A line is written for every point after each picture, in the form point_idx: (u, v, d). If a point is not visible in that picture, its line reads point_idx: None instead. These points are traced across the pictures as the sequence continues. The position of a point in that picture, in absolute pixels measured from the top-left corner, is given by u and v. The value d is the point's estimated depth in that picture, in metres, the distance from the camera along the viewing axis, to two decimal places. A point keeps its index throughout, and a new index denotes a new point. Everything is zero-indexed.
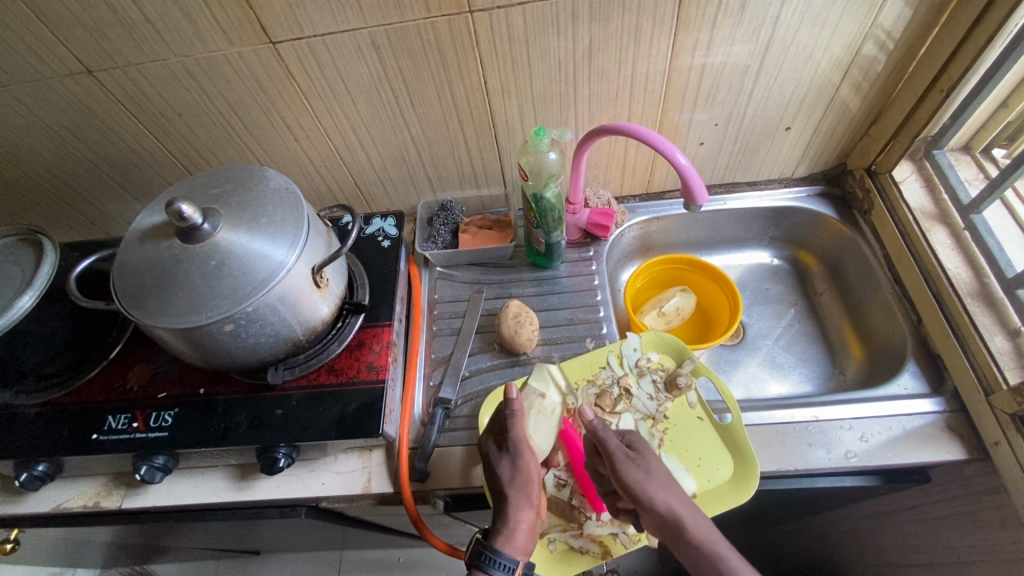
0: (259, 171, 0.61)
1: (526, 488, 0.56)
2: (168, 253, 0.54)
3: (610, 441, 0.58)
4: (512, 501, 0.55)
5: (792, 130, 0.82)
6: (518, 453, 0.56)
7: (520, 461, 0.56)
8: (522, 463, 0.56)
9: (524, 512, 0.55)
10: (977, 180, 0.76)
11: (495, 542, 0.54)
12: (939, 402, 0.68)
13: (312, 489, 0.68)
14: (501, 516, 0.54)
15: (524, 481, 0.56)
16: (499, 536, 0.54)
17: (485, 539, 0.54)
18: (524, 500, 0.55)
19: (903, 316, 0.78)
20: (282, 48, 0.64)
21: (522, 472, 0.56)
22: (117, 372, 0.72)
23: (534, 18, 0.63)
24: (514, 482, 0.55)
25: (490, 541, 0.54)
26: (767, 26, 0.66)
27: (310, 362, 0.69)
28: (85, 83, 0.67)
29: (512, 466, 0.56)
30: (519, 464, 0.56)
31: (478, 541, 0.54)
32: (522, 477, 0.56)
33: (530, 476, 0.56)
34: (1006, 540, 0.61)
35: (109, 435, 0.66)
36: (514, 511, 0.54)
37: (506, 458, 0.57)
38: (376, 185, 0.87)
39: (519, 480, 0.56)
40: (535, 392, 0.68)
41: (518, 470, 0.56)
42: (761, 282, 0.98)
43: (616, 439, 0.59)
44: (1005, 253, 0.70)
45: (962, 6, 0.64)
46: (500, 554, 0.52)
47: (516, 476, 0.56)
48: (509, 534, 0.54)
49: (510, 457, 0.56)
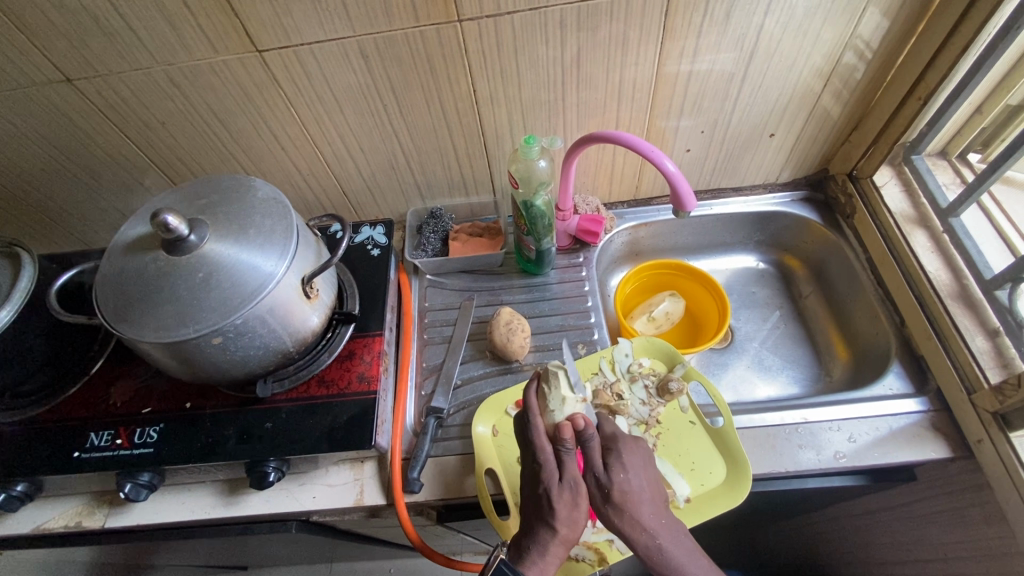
0: (246, 180, 0.60)
1: (571, 523, 0.52)
2: (153, 265, 0.53)
3: (591, 453, 0.54)
4: (558, 535, 0.52)
5: (776, 136, 0.83)
6: (578, 490, 0.53)
7: (579, 500, 0.52)
8: (580, 503, 0.53)
9: (561, 546, 0.52)
10: (954, 184, 0.79)
11: (522, 568, 0.51)
12: (923, 401, 0.70)
13: (302, 503, 0.67)
14: (538, 542, 0.52)
15: (575, 521, 0.52)
16: (529, 564, 0.51)
17: (512, 565, 0.51)
18: (568, 538, 0.52)
19: (887, 319, 0.79)
20: (268, 56, 0.64)
21: (576, 512, 0.52)
22: (98, 388, 0.70)
23: (522, 26, 0.64)
24: (566, 519, 0.52)
25: (514, 565, 0.51)
26: (750, 35, 0.67)
27: (299, 373, 0.67)
28: (64, 93, 0.66)
29: (570, 504, 0.52)
30: (577, 503, 0.52)
31: (500, 561, 0.51)
32: (573, 515, 0.52)
33: (581, 516, 0.53)
34: (991, 536, 0.63)
35: (90, 453, 0.64)
36: (553, 545, 0.52)
37: (564, 492, 0.52)
38: (364, 193, 0.86)
39: (572, 519, 0.52)
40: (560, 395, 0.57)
41: (575, 509, 0.52)
42: (747, 286, 0.99)
43: (597, 449, 0.54)
44: (983, 255, 0.72)
45: (939, 15, 0.66)
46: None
47: (571, 513, 0.52)
48: (541, 565, 0.51)
49: (570, 495, 0.52)
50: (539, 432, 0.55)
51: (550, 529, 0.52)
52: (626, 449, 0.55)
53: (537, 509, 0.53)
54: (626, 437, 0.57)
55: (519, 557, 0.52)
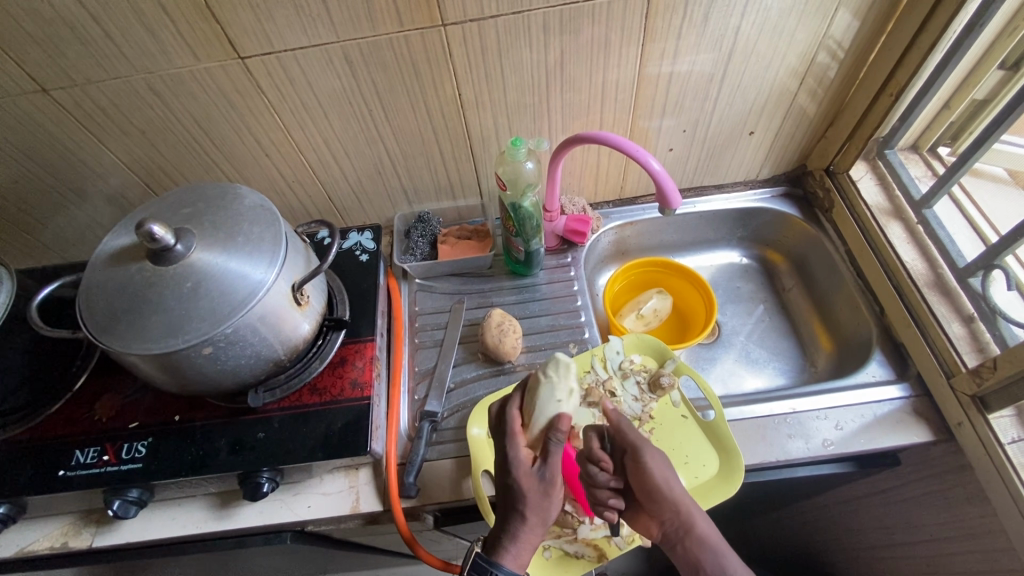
0: (232, 188, 0.60)
1: (542, 511, 0.55)
2: (138, 276, 0.52)
3: (627, 433, 0.59)
4: (530, 522, 0.55)
5: (755, 134, 0.85)
6: (550, 482, 0.56)
7: (551, 492, 0.55)
8: (551, 493, 0.55)
9: (535, 533, 0.55)
10: (926, 177, 0.82)
11: (497, 558, 0.54)
12: (905, 387, 0.72)
13: (297, 513, 0.66)
14: (509, 530, 0.55)
15: (545, 510, 0.55)
16: (503, 554, 0.55)
17: (487, 555, 0.55)
18: (540, 523, 0.56)
19: (867, 309, 0.81)
20: (251, 63, 0.63)
21: (547, 501, 0.55)
22: (81, 405, 0.68)
23: (505, 30, 0.64)
24: (536, 507, 0.55)
25: (488, 556, 0.55)
26: (728, 37, 0.69)
27: (291, 382, 0.67)
28: (39, 103, 0.64)
29: (543, 493, 0.55)
30: (549, 494, 0.55)
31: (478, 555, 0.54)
32: (543, 504, 0.55)
33: (552, 505, 0.56)
34: (974, 515, 0.65)
35: (76, 471, 0.63)
36: (526, 531, 0.55)
37: (535, 483, 0.56)
38: (350, 199, 0.86)
39: (543, 507, 0.55)
40: (564, 385, 0.63)
41: (547, 499, 0.55)
42: (732, 281, 1.01)
43: (634, 432, 0.59)
44: (955, 245, 0.75)
45: (908, 13, 0.68)
46: (506, 573, 0.53)
47: (542, 503, 0.55)
48: (514, 551, 0.55)
49: (543, 485, 0.56)
50: (513, 423, 0.60)
51: (521, 516, 0.55)
52: None
53: (508, 501, 0.56)
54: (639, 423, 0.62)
55: (493, 546, 0.56)
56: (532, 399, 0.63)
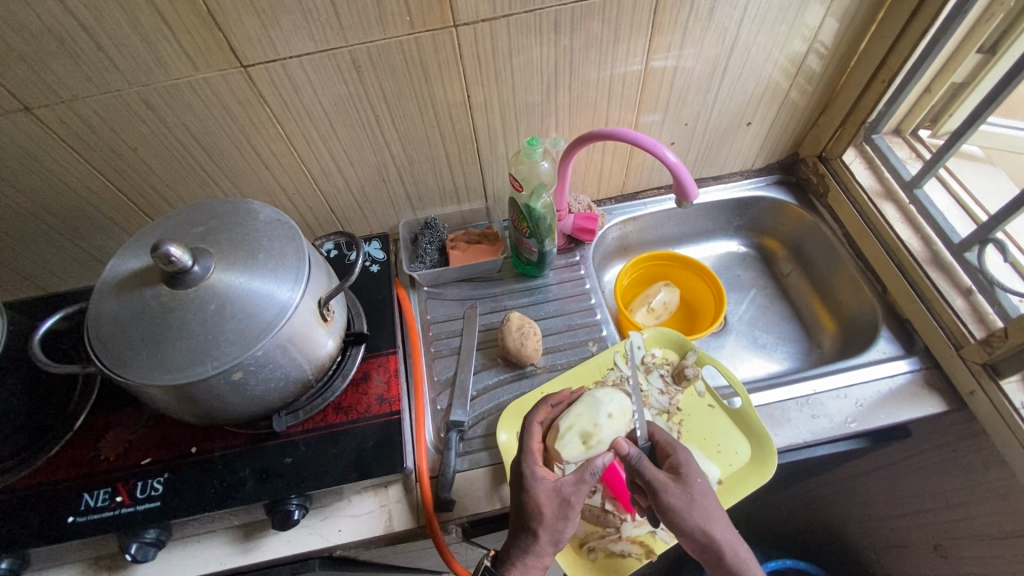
0: (244, 204, 0.56)
1: (556, 530, 0.56)
2: (155, 302, 0.49)
3: (648, 473, 0.58)
4: (542, 541, 0.55)
5: (752, 125, 0.87)
6: (569, 506, 0.56)
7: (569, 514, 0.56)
8: (568, 515, 0.56)
9: (547, 550, 0.56)
10: (912, 159, 0.85)
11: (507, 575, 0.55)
12: (914, 361, 0.75)
13: (328, 538, 0.63)
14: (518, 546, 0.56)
15: (558, 530, 0.56)
16: (511, 569, 0.56)
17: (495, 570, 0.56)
18: (551, 545, 0.56)
19: (870, 288, 0.84)
20: (253, 71, 0.60)
21: (562, 521, 0.56)
22: (83, 445, 0.63)
23: (516, 29, 0.63)
24: (550, 526, 0.56)
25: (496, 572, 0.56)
26: (731, 29, 0.70)
27: (314, 403, 0.64)
28: (20, 122, 0.60)
29: (563, 517, 0.56)
30: (567, 514, 0.56)
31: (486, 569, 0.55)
32: (558, 524, 0.56)
33: (564, 529, 0.56)
34: (992, 478, 0.68)
35: (88, 516, 0.58)
36: (539, 549, 0.55)
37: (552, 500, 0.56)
38: (353, 209, 0.83)
39: (558, 526, 0.56)
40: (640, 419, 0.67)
41: (568, 519, 0.56)
42: (732, 269, 1.03)
43: (653, 471, 0.58)
44: (949, 222, 0.78)
45: (896, 4, 0.71)
46: None
47: (557, 524, 0.56)
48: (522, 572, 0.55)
49: (567, 507, 0.56)
50: (533, 440, 0.61)
51: (535, 535, 0.55)
52: (683, 454, 0.61)
53: (523, 517, 0.56)
54: (681, 445, 0.62)
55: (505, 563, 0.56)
56: (615, 427, 0.65)
